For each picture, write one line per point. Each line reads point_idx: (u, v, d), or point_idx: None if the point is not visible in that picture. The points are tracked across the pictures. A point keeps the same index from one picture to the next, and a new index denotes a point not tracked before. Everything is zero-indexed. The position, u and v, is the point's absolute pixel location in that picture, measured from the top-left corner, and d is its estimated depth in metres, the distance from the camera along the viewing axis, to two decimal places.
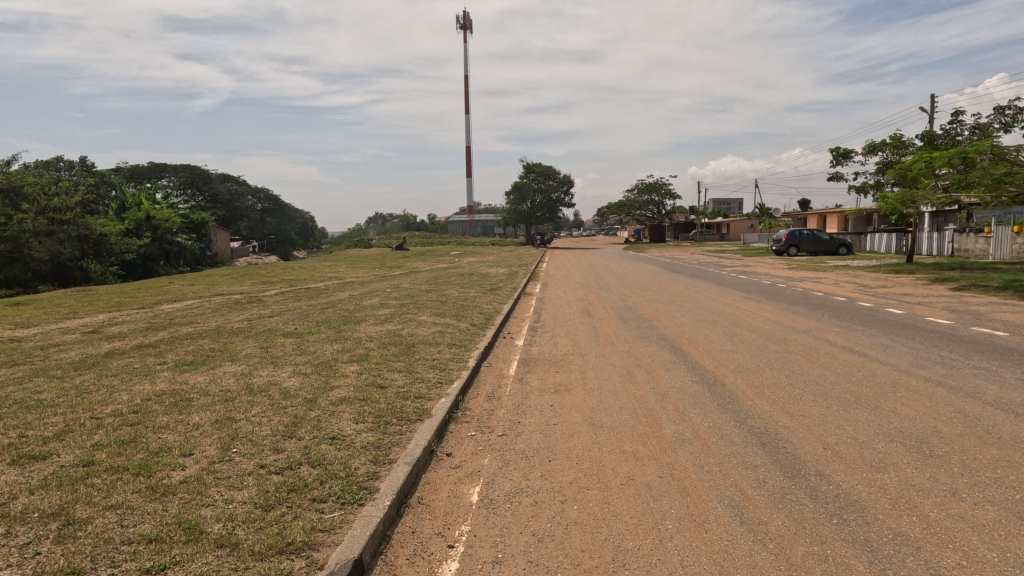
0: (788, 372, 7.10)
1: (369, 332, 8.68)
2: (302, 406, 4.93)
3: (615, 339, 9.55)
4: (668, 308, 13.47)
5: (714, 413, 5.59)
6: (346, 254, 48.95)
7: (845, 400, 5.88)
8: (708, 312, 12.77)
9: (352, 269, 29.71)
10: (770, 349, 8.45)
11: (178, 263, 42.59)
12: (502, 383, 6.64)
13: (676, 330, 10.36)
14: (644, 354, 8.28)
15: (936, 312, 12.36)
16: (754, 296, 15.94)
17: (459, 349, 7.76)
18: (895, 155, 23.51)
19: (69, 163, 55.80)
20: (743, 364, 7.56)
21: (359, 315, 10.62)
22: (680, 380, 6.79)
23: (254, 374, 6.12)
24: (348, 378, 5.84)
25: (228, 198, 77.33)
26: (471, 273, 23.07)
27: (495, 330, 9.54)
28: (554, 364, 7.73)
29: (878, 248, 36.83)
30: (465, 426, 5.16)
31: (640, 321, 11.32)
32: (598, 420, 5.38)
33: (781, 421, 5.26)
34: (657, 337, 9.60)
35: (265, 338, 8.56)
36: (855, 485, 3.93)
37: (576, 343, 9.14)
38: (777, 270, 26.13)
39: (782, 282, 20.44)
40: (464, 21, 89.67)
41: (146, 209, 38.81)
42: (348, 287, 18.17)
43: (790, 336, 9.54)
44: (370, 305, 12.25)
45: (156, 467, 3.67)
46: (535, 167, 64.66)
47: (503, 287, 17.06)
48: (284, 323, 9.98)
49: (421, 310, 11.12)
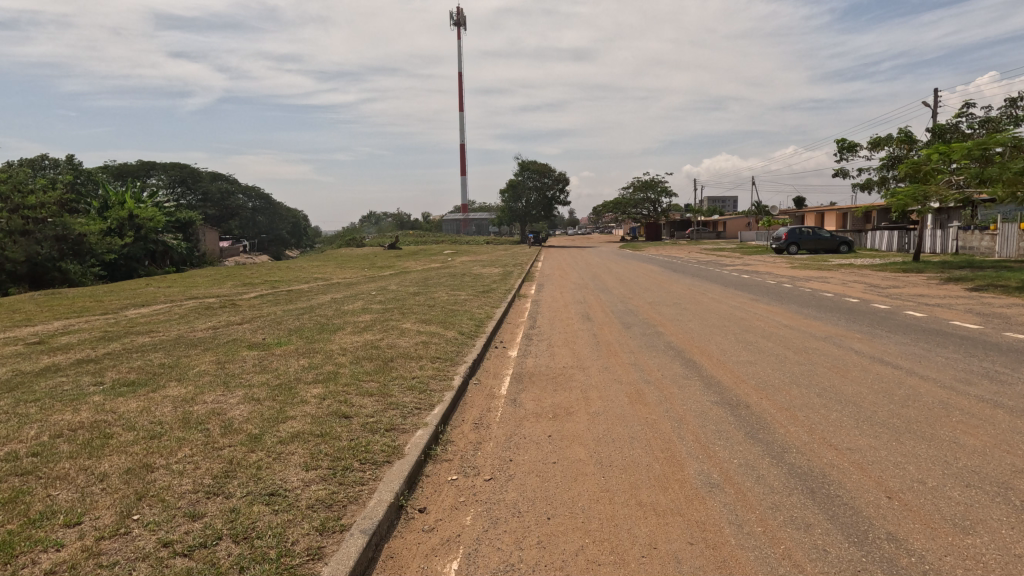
0: (819, 390, 6.22)
1: (343, 344, 7.71)
2: (241, 447, 3.97)
3: (618, 348, 8.64)
4: (674, 311, 12.57)
5: (743, 445, 4.69)
6: (338, 254, 47.91)
7: (894, 428, 5.01)
8: (717, 315, 11.88)
9: (340, 270, 28.71)
10: (792, 361, 7.57)
11: (164, 263, 41.47)
12: (492, 407, 5.73)
13: (685, 337, 9.48)
14: (652, 367, 7.40)
15: (961, 315, 11.53)
16: (763, 297, 15.05)
17: (444, 364, 6.81)
18: (903, 150, 22.76)
19: (54, 163, 54.52)
20: (766, 380, 6.67)
21: (337, 323, 9.67)
22: (696, 401, 5.90)
23: (197, 400, 5.16)
24: (306, 406, 4.88)
25: (219, 197, 76.06)
26: (463, 273, 22.13)
27: (486, 339, 8.61)
28: (552, 379, 6.84)
29: (879, 246, 36.16)
30: (444, 468, 4.23)
31: (645, 327, 10.42)
32: (606, 457, 4.47)
33: (825, 458, 4.38)
34: (665, 346, 8.70)
35: (226, 351, 7.59)
36: (943, 557, 3.04)
37: (575, 354, 8.24)
38: (780, 269, 25.34)
39: (788, 282, 19.59)
40: (458, 18, 89.25)
41: (129, 208, 37.77)
42: (333, 289, 17.22)
43: (811, 344, 8.69)
44: (351, 310, 11.29)
45: (22, 548, 2.73)
46: (530, 165, 63.67)
47: (497, 288, 16.14)
48: (253, 332, 9.02)
49: (406, 316, 10.16)
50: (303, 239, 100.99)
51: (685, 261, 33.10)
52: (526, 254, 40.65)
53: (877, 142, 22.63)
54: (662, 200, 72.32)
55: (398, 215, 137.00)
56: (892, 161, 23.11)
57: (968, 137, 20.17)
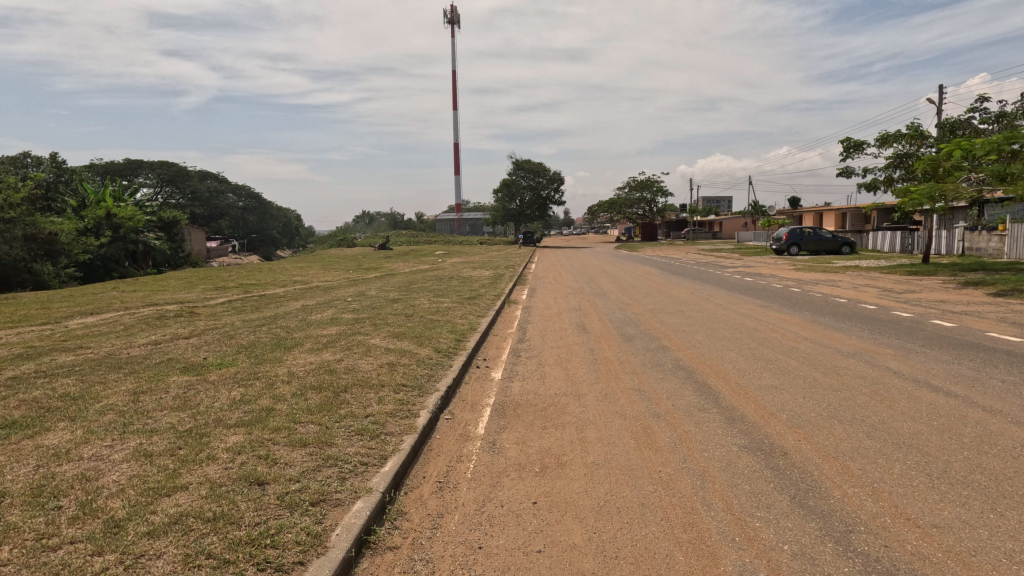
0: (868, 429, 5.08)
1: (293, 366, 6.48)
2: (87, 546, 2.76)
3: (619, 368, 7.44)
4: (678, 321, 11.38)
5: (792, 519, 3.53)
6: (327, 254, 46.70)
7: (985, 489, 3.85)
8: (727, 325, 10.73)
9: (324, 271, 27.41)
10: (825, 388, 6.41)
11: (145, 263, 40.09)
12: (462, 457, 4.52)
13: (695, 353, 8.29)
14: (661, 395, 6.22)
15: (994, 325, 10.44)
16: (773, 304, 13.89)
17: (410, 396, 5.58)
18: (912, 146, 21.66)
19: (37, 161, 53.06)
20: (801, 415, 5.50)
21: (298, 336, 8.43)
22: (719, 446, 4.73)
23: (71, 455, 3.92)
24: (209, 465, 3.65)
25: (208, 196, 74.72)
26: (451, 276, 20.93)
27: (465, 358, 7.42)
28: (541, 412, 5.64)
29: (882, 246, 35.19)
30: (387, 566, 3.03)
31: (647, 341, 9.23)
32: (610, 542, 3.30)
33: (906, 543, 3.22)
34: (673, 366, 7.53)
35: (152, 375, 6.33)
36: None
37: (569, 376, 7.03)
38: (784, 271, 24.25)
39: (795, 286, 18.48)
40: (452, 17, 88.12)
41: (107, 206, 36.39)
42: (310, 294, 15.92)
43: (840, 364, 7.54)
44: (318, 320, 10.06)
45: None
46: (524, 163, 62.52)
47: (486, 294, 14.90)
48: (195, 349, 7.75)
49: (377, 330, 8.91)
50: (295, 238, 99.65)
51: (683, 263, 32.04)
52: (519, 255, 39.53)
53: (885, 139, 21.51)
54: (658, 200, 71.36)
55: (392, 215, 135.63)
56: (900, 159, 22.06)
57: (981, 132, 19.13)
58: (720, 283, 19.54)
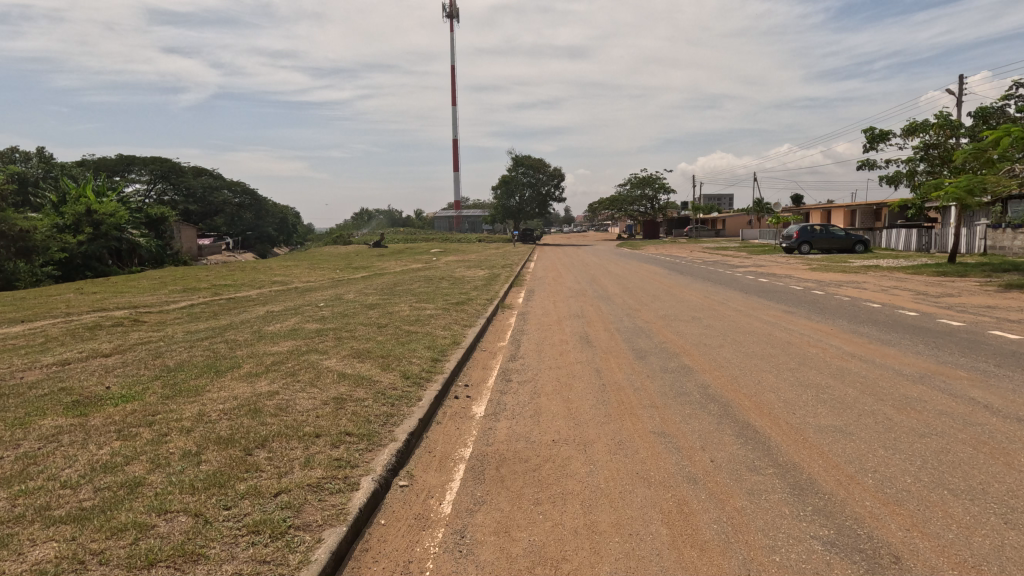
0: (999, 508, 3.54)
1: (207, 404, 4.90)
2: None
3: (633, 399, 5.90)
4: (696, 331, 9.85)
5: None
6: (320, 252, 45.19)
7: None
8: (755, 338, 9.18)
9: (309, 271, 25.84)
10: (910, 433, 4.85)
11: (131, 261, 38.66)
12: (410, 567, 2.99)
13: (726, 377, 6.74)
14: (693, 444, 4.68)
15: None
16: (800, 310, 12.34)
17: (352, 453, 4.05)
18: (940, 137, 20.14)
19: (25, 155, 51.66)
20: (894, 481, 3.95)
21: (238, 356, 6.87)
22: (794, 544, 3.19)
23: None
24: None
25: (202, 193, 73.26)
26: (442, 276, 19.43)
27: (440, 387, 5.87)
28: (533, 475, 4.12)
29: (896, 245, 33.67)
30: None
31: (664, 359, 7.68)
32: None
33: None
34: (701, 396, 5.99)
35: (20, 416, 4.78)
36: None
37: (570, 411, 5.50)
38: (799, 272, 22.69)
39: (817, 288, 16.95)
40: (450, 10, 86.75)
41: (87, 202, 34.71)
42: (283, 297, 14.36)
43: (911, 394, 5.99)
44: (274, 332, 8.50)
45: None
46: (523, 159, 61.02)
47: (478, 297, 13.33)
48: (102, 374, 6.17)
49: (338, 346, 7.35)
50: (292, 235, 98.16)
51: (690, 262, 30.48)
52: (517, 253, 37.78)
53: (913, 128, 19.92)
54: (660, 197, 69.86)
55: (390, 215, 134.27)
56: (926, 149, 20.55)
57: (1018, 120, 17.62)
58: (734, 285, 18.03)
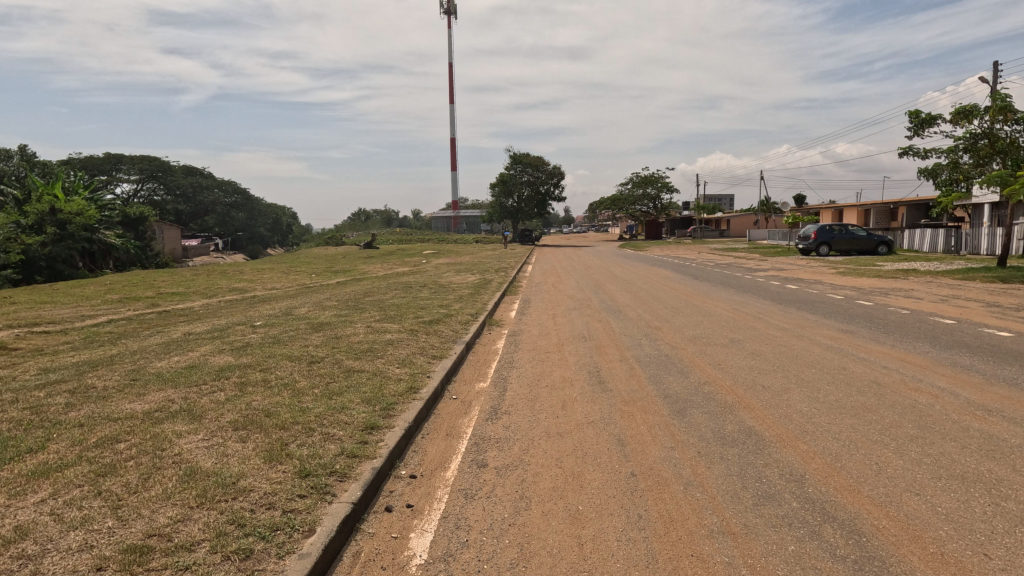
0: None
1: None
2: None
3: (690, 518, 3.42)
4: (743, 363, 7.38)
5: None
6: (308, 254, 42.76)
7: None
8: (826, 376, 6.72)
9: (283, 275, 23.37)
10: None
11: (105, 263, 36.41)
12: None
13: (822, 458, 4.30)
14: None
15: None
16: (861, 329, 9.85)
17: None
18: (993, 122, 17.71)
19: (6, 154, 49.62)
20: None
21: (53, 426, 4.35)
22: None
23: None
24: None
25: (192, 192, 70.62)
26: (426, 282, 17.01)
27: (354, 501, 3.35)
28: None
29: (921, 246, 31.29)
30: None
31: (713, 418, 5.21)
32: None
33: None
34: (807, 511, 3.51)
35: None
36: None
37: (584, 554, 3.05)
38: (828, 276, 20.19)
39: (861, 297, 14.47)
40: (449, 8, 84.63)
41: (50, 200, 32.10)
42: (226, 310, 11.82)
43: None
44: (157, 374, 5.96)
45: None
46: (523, 158, 58.43)
47: (460, 312, 10.80)
48: None
49: (227, 404, 4.83)
50: (285, 235, 95.45)
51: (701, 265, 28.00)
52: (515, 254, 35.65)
53: (965, 112, 17.51)
54: (663, 196, 67.29)
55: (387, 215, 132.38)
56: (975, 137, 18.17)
57: None
58: (763, 292, 15.56)
